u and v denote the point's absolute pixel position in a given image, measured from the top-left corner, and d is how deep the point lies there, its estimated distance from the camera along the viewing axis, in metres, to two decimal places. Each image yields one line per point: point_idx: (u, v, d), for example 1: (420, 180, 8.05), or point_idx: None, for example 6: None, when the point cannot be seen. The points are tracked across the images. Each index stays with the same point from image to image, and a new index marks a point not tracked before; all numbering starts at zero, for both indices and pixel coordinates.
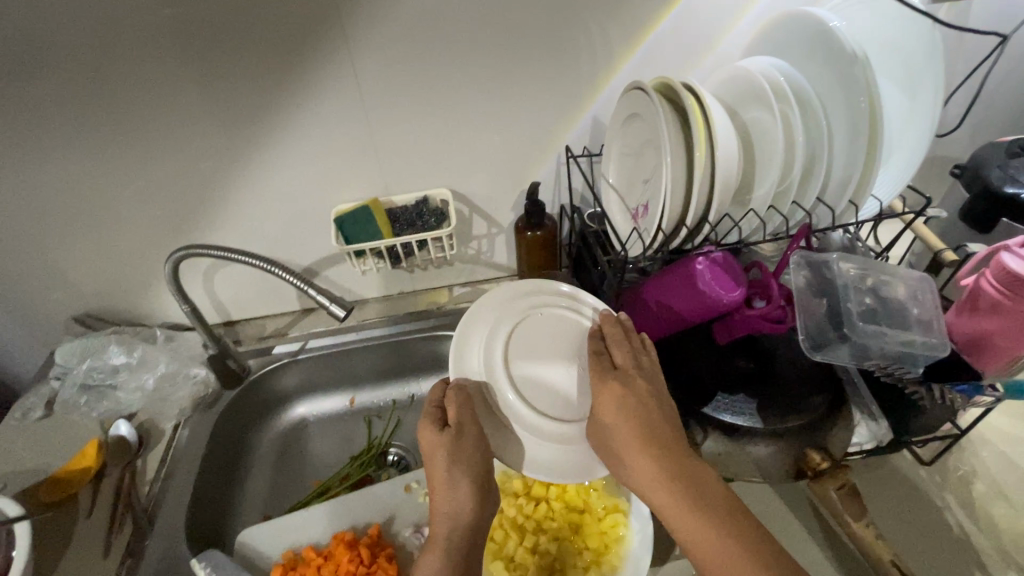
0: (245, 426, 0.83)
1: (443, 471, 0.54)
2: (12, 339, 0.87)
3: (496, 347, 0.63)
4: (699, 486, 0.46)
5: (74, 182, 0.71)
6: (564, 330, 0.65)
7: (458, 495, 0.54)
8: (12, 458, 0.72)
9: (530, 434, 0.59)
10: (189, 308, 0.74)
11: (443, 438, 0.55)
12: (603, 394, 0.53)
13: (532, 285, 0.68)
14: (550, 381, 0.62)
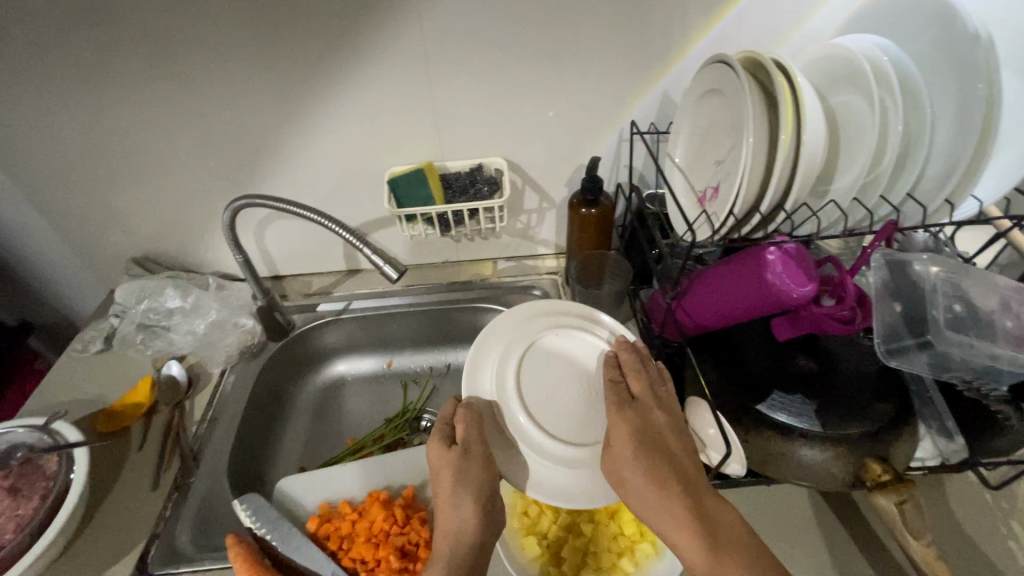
0: (287, 378, 0.86)
1: (450, 486, 0.54)
2: (75, 274, 0.91)
3: (509, 367, 0.62)
4: (712, 523, 0.47)
5: (142, 127, 0.72)
6: (578, 355, 0.65)
7: (462, 514, 0.53)
8: (72, 386, 0.76)
9: (541, 457, 0.57)
10: (243, 258, 0.75)
11: (451, 454, 0.55)
12: (619, 422, 0.54)
13: (544, 308, 0.68)
14: (563, 405, 0.61)
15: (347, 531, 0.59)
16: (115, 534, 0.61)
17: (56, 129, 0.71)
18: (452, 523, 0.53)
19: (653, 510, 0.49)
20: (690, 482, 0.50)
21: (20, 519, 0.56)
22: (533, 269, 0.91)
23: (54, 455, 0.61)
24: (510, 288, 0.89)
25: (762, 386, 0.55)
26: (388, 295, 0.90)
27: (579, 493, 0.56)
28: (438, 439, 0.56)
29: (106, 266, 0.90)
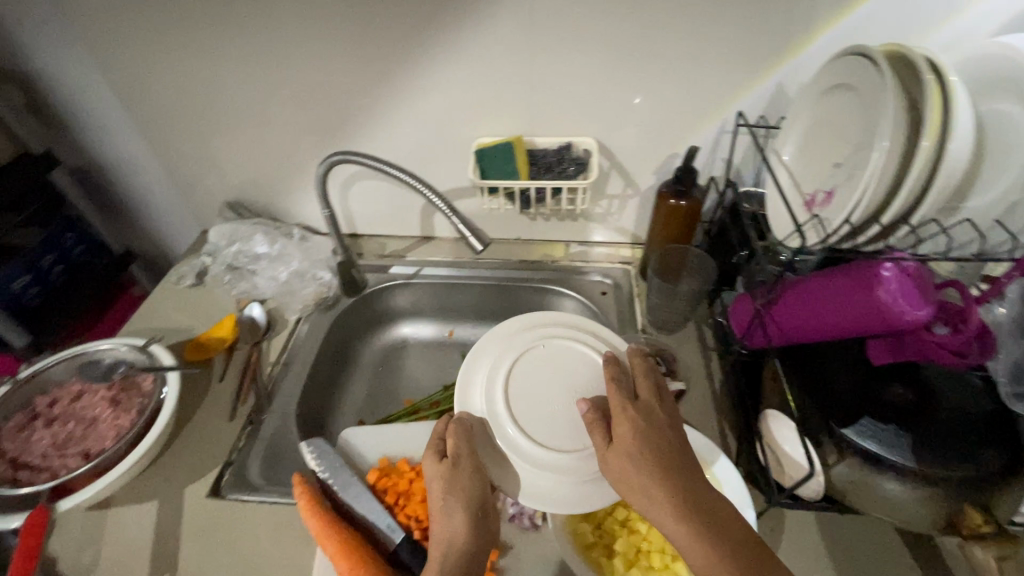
0: (355, 334, 0.89)
1: (439, 498, 0.53)
2: (175, 211, 0.97)
3: (498, 378, 0.62)
4: (718, 523, 0.45)
5: (251, 78, 0.75)
6: (571, 363, 0.64)
7: (453, 522, 0.52)
8: (166, 315, 0.82)
9: (534, 467, 0.57)
10: (330, 213, 0.77)
11: (440, 467, 0.55)
12: (623, 417, 0.52)
13: (535, 319, 0.68)
14: (555, 414, 0.60)
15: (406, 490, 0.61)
16: (196, 455, 0.66)
17: (176, 73, 0.76)
18: (442, 530, 0.52)
19: (656, 503, 0.46)
20: (695, 482, 0.48)
21: (120, 427, 0.62)
22: (606, 256, 0.89)
23: (150, 374, 0.66)
24: (580, 273, 0.87)
25: (857, 409, 0.51)
26: (458, 265, 0.90)
27: (574, 502, 0.55)
28: (429, 451, 0.56)
29: (203, 207, 0.95)
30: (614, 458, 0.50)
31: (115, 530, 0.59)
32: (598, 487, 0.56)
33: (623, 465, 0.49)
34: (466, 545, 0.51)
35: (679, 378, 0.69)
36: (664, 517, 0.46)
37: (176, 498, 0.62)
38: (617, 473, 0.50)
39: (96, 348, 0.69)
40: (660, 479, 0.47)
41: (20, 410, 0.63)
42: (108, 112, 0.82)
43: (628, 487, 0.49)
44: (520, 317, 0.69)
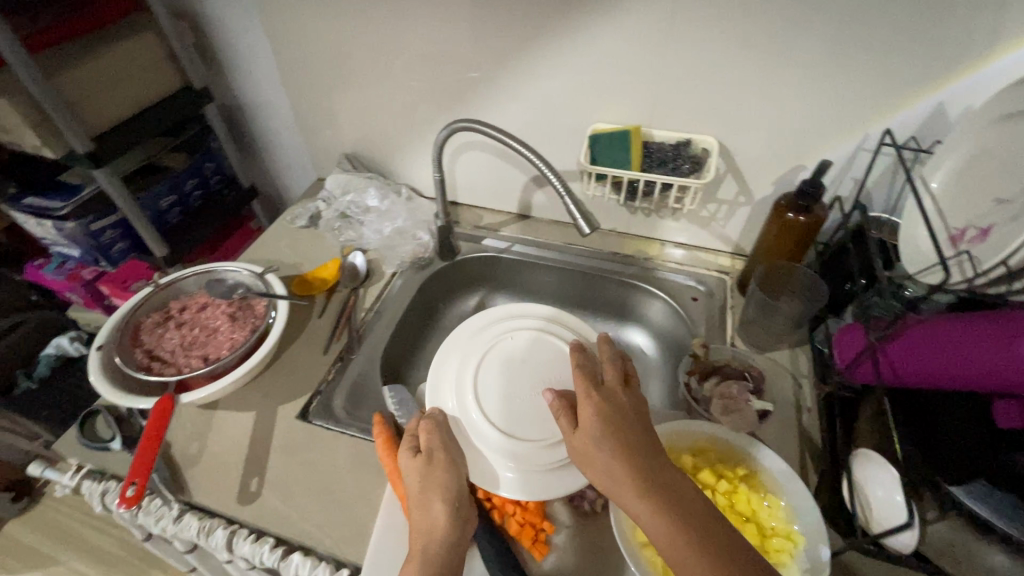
0: (442, 298, 0.92)
1: (415, 492, 0.53)
2: (299, 157, 1.05)
3: (469, 370, 0.65)
4: (685, 504, 0.44)
5: (392, 39, 0.80)
6: (537, 357, 0.67)
7: (432, 512, 0.51)
8: (280, 250, 0.90)
9: (501, 455, 0.58)
10: (440, 176, 0.80)
11: (416, 462, 0.54)
12: (583, 398, 0.51)
13: (505, 313, 0.72)
14: (523, 403, 0.63)
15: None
16: (291, 379, 0.72)
17: (325, 27, 0.82)
18: (421, 522, 0.51)
19: (620, 482, 0.45)
20: (662, 463, 0.47)
21: (234, 340, 0.69)
22: (703, 262, 0.86)
23: (264, 299, 0.73)
24: (673, 274, 0.85)
25: (974, 469, 0.46)
26: (549, 247, 0.91)
27: (543, 488, 0.56)
28: (404, 446, 0.56)
29: (324, 157, 1.02)
30: (577, 438, 0.49)
31: (218, 431, 0.66)
32: (563, 475, 0.57)
33: (586, 445, 0.48)
34: (444, 533, 0.50)
35: (765, 398, 0.65)
36: (627, 496, 0.45)
37: (270, 414, 0.68)
38: (580, 453, 0.49)
39: (223, 269, 0.77)
40: (622, 459, 0.46)
41: (157, 311, 0.73)
42: (261, 58, 0.90)
43: (592, 467, 0.47)
44: (491, 313, 0.73)
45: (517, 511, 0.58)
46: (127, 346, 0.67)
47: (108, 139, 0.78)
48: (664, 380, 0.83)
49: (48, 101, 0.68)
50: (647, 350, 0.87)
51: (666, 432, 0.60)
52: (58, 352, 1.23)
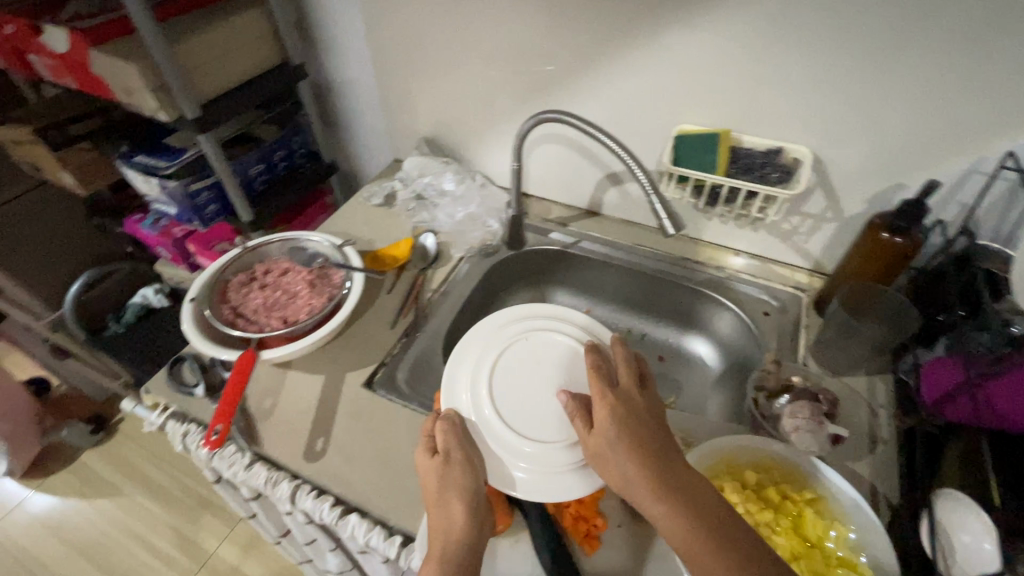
0: (504, 287, 0.93)
1: (432, 492, 0.53)
2: (379, 137, 1.09)
3: (483, 366, 0.64)
4: (698, 506, 0.46)
5: (486, 26, 0.81)
6: (552, 356, 0.66)
7: (449, 513, 0.51)
8: (355, 226, 0.93)
9: (513, 455, 0.57)
10: (518, 166, 0.80)
11: (433, 463, 0.54)
12: (599, 399, 0.53)
13: (523, 310, 0.70)
14: (537, 403, 0.61)
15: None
16: (359, 349, 0.75)
17: (423, 12, 0.84)
18: (438, 523, 0.51)
19: (635, 483, 0.47)
20: (674, 465, 0.49)
21: (311, 307, 0.73)
22: (778, 276, 0.83)
23: (341, 270, 0.77)
24: (744, 286, 0.82)
25: None
26: (617, 246, 0.90)
27: (559, 490, 0.55)
28: (420, 445, 0.55)
29: (402, 139, 1.05)
30: (591, 440, 0.51)
31: (291, 390, 0.70)
32: (577, 479, 0.56)
33: (601, 446, 0.50)
34: (462, 533, 0.51)
35: (838, 423, 0.63)
36: (643, 497, 0.47)
37: (338, 380, 0.71)
38: (595, 453, 0.51)
39: (305, 238, 0.81)
40: (637, 460, 0.48)
41: (242, 272, 0.77)
42: (356, 38, 0.94)
43: (608, 467, 0.49)
44: (511, 309, 0.72)
45: (572, 503, 0.58)
46: (216, 303, 0.72)
47: (214, 109, 0.83)
48: (724, 394, 0.81)
49: (170, 68, 0.73)
50: (709, 362, 0.86)
51: (734, 445, 0.58)
52: (143, 302, 1.33)
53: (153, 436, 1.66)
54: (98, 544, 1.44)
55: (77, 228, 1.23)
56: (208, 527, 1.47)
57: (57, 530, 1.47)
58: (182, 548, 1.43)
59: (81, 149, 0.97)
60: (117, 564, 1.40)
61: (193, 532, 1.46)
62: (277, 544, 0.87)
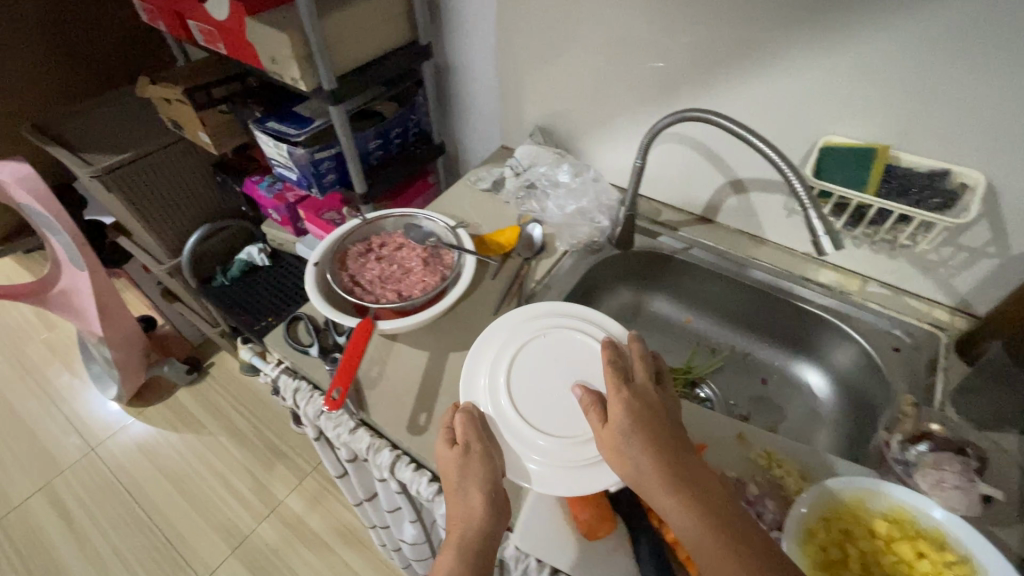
0: (603, 286, 0.91)
1: (450, 481, 0.54)
2: (490, 123, 1.09)
3: (504, 359, 0.66)
4: (709, 502, 0.47)
5: (627, 16, 0.78)
6: (570, 353, 0.67)
7: (468, 501, 0.53)
8: (462, 209, 0.94)
9: (526, 446, 0.59)
10: (641, 164, 0.78)
11: (453, 454, 0.56)
12: (614, 394, 0.56)
13: (549, 308, 0.72)
14: (552, 398, 0.63)
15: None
16: (464, 331, 0.76)
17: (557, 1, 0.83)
18: (458, 511, 0.52)
19: (646, 473, 0.50)
20: (685, 460, 0.50)
21: (425, 285, 0.74)
22: (913, 310, 0.75)
23: (454, 252, 0.78)
24: (871, 316, 0.76)
25: None
26: (729, 258, 0.86)
27: (568, 484, 0.57)
28: (441, 436, 0.57)
29: (513, 126, 1.05)
30: (605, 432, 0.54)
31: (396, 362, 0.72)
32: (589, 475, 0.57)
33: (614, 438, 0.53)
34: (479, 520, 0.51)
35: (987, 483, 0.56)
36: (655, 489, 0.49)
37: (441, 358, 0.73)
38: (608, 445, 0.53)
39: (420, 216, 0.82)
40: (649, 451, 0.50)
41: (360, 242, 0.80)
42: (486, 21, 0.94)
43: (619, 457, 0.52)
44: (538, 305, 0.73)
45: None
46: (337, 270, 0.75)
47: (349, 81, 0.85)
48: (836, 430, 0.77)
49: (317, 41, 0.76)
50: (819, 392, 0.82)
51: (864, 488, 0.54)
52: (248, 259, 1.42)
53: (238, 383, 1.78)
54: (183, 474, 1.57)
55: (201, 184, 1.33)
56: (279, 475, 1.56)
57: (151, 456, 1.61)
58: (254, 490, 1.53)
59: (217, 111, 1.03)
60: (198, 496, 1.53)
61: (265, 478, 1.56)
62: (356, 505, 0.91)
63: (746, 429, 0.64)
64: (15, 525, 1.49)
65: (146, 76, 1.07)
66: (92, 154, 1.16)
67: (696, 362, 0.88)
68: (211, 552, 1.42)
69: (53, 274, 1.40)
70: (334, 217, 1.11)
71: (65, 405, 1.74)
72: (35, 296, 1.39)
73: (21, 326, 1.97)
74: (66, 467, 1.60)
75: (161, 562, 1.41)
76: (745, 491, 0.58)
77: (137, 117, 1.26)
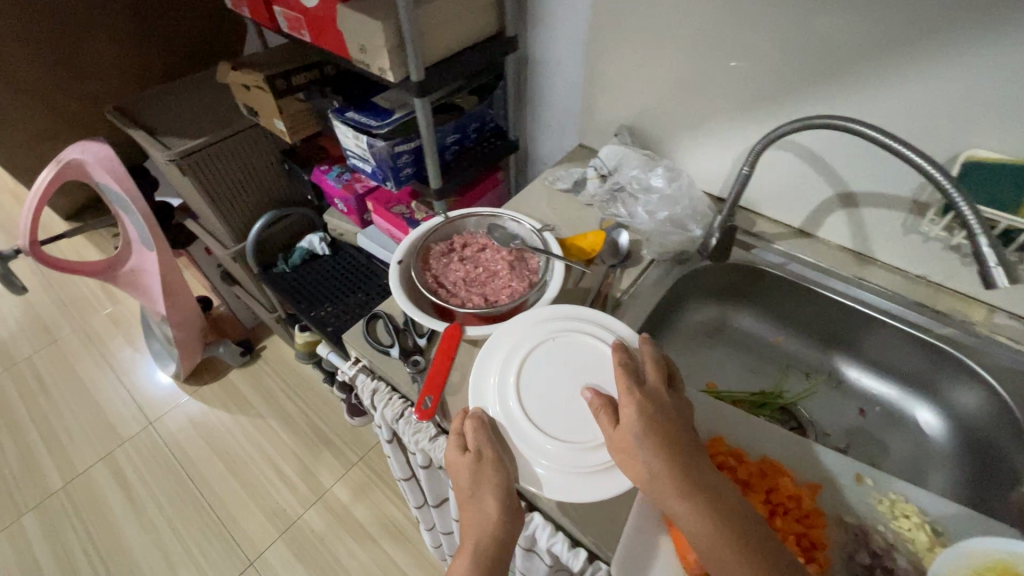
0: (687, 299, 0.87)
1: (463, 490, 0.54)
2: (568, 121, 1.05)
3: (513, 360, 0.63)
4: (722, 508, 0.48)
5: (746, 8, 0.72)
6: (578, 354, 0.63)
7: (483, 507, 0.53)
8: (540, 210, 0.90)
9: (534, 449, 0.57)
10: (747, 172, 0.73)
11: (464, 460, 0.55)
12: (625, 396, 0.54)
13: (558, 308, 0.67)
14: (561, 401, 0.60)
15: (772, 479, 0.56)
16: None
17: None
18: (471, 518, 0.54)
19: (659, 478, 0.49)
20: (696, 464, 0.50)
21: (511, 290, 0.72)
22: None
23: (540, 256, 0.74)
24: (1001, 351, 0.69)
25: None
26: (833, 277, 0.80)
27: (577, 490, 0.55)
28: (451, 445, 0.56)
29: (592, 125, 1.01)
30: (617, 437, 0.52)
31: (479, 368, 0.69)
32: (599, 481, 0.55)
33: (626, 442, 0.51)
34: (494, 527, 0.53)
35: None
36: (665, 493, 0.48)
37: None
38: (619, 449, 0.52)
39: (505, 217, 0.79)
40: (660, 456, 0.50)
41: (442, 241, 0.78)
42: (579, 11, 0.89)
43: (630, 461, 0.50)
44: (547, 304, 0.69)
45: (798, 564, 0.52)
46: (420, 268, 0.73)
47: (437, 73, 0.82)
48: (951, 473, 0.71)
49: (411, 29, 0.74)
50: (929, 430, 0.75)
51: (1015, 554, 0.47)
52: (308, 247, 1.43)
53: (288, 368, 1.80)
54: (235, 454, 1.60)
55: (268, 171, 1.34)
56: (326, 463, 1.57)
57: (204, 434, 1.65)
58: (302, 476, 1.55)
59: (296, 99, 1.02)
60: (248, 477, 1.55)
61: (313, 464, 1.57)
62: (417, 507, 0.90)
63: (865, 470, 0.58)
64: (77, 492, 1.54)
65: (227, 61, 1.07)
66: (169, 138, 1.18)
67: (789, 389, 0.83)
68: (259, 534, 1.45)
69: (124, 253, 1.44)
70: (402, 211, 1.11)
71: (126, 379, 1.80)
72: (107, 273, 1.43)
73: (87, 299, 2.06)
74: (127, 440, 1.65)
75: (213, 540, 1.44)
76: (868, 539, 0.53)
77: (212, 102, 1.27)
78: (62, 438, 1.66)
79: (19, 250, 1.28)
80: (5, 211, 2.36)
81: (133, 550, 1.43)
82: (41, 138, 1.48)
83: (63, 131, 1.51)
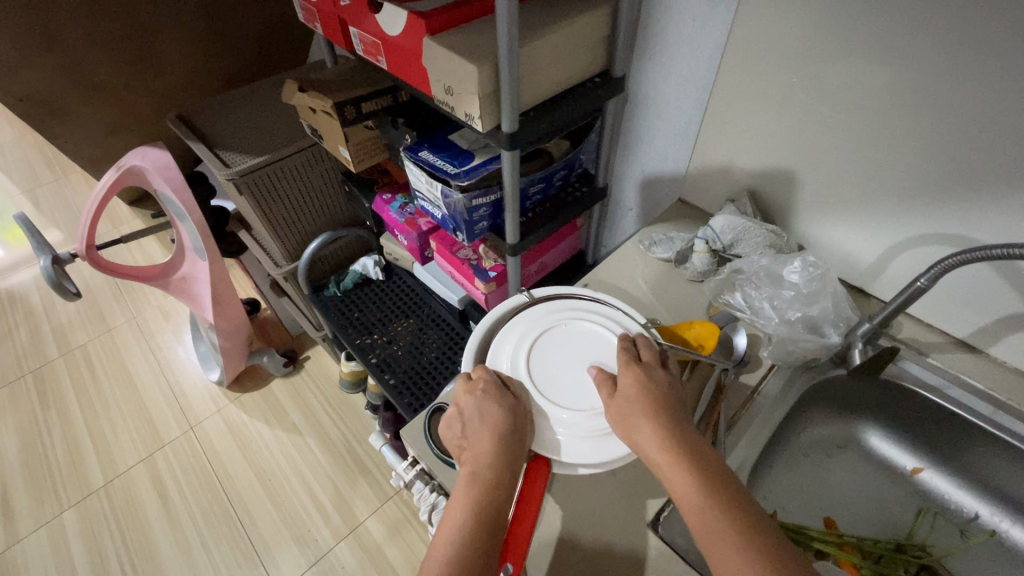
0: (809, 411, 0.71)
1: (491, 430, 0.52)
2: (666, 174, 0.91)
3: (524, 343, 0.61)
4: (704, 463, 0.47)
5: (942, 80, 0.55)
6: (584, 335, 0.62)
7: (506, 445, 0.51)
8: (634, 282, 0.77)
9: (549, 416, 0.55)
10: (922, 286, 0.58)
11: (507, 398, 0.55)
12: (625, 370, 0.55)
13: (567, 302, 0.66)
14: (569, 377, 0.58)
15: None
16: (646, 470, 0.60)
17: (805, 47, 0.64)
18: (485, 450, 0.51)
19: (645, 437, 0.49)
20: (682, 428, 0.50)
21: None
22: None
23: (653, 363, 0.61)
24: None
25: None
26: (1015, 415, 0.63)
27: (568, 449, 0.53)
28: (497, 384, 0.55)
29: (699, 182, 0.86)
30: (616, 404, 0.52)
31: (561, 500, 0.59)
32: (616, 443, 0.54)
33: (621, 408, 0.52)
34: (511, 468, 0.51)
35: None
36: (650, 452, 0.49)
37: (607, 502, 0.58)
38: (613, 416, 0.52)
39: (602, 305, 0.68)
40: (649, 419, 0.50)
41: None
42: (704, 52, 0.73)
43: (623, 425, 0.51)
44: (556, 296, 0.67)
45: None
46: None
47: (533, 120, 0.70)
48: None
49: (509, 77, 0.61)
50: None
51: None
52: (362, 271, 1.34)
53: (332, 384, 1.75)
54: (271, 471, 1.56)
55: (329, 191, 1.27)
56: (362, 493, 1.50)
57: (242, 444, 1.61)
58: (335, 505, 1.48)
59: (364, 127, 0.92)
60: (281, 498, 1.50)
61: (348, 492, 1.51)
62: None
63: None
64: (116, 493, 1.54)
65: (292, 79, 0.98)
66: (226, 152, 1.10)
67: (931, 541, 0.67)
68: (289, 564, 1.39)
69: (177, 260, 1.39)
70: (467, 256, 0.99)
71: (172, 377, 1.79)
72: (159, 279, 1.38)
73: (142, 290, 2.06)
74: (168, 442, 1.63)
75: (242, 564, 1.39)
76: None
77: (274, 116, 1.20)
78: (107, 433, 1.66)
79: (74, 255, 1.24)
80: (76, 193, 2.41)
81: (164, 563, 1.40)
82: (106, 134, 1.45)
83: (129, 129, 1.48)
